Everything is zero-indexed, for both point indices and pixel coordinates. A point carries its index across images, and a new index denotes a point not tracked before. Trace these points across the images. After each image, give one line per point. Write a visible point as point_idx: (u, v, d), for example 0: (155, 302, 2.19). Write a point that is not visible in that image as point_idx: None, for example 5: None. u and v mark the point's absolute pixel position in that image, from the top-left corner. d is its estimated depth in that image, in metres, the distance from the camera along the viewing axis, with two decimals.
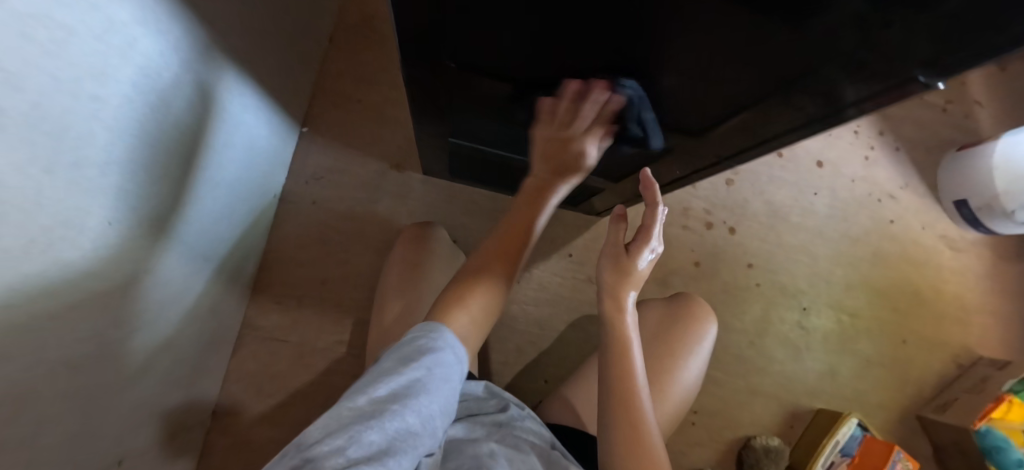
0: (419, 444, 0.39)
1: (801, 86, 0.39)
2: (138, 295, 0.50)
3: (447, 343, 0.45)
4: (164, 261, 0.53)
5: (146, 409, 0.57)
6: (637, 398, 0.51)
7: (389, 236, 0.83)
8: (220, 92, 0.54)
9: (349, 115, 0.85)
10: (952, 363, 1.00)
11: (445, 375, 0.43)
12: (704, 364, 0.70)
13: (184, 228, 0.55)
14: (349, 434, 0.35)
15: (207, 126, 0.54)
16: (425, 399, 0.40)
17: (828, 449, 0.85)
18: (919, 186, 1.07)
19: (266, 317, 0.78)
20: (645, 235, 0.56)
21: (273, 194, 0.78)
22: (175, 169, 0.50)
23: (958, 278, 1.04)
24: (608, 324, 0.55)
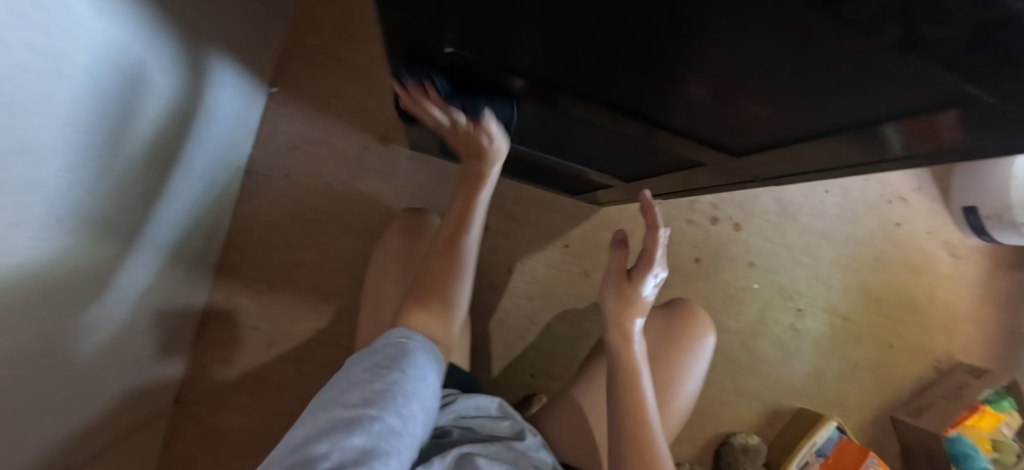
0: (403, 450, 0.35)
1: (864, 132, 0.32)
2: (85, 300, 0.44)
3: (415, 346, 0.41)
4: (114, 258, 0.46)
5: (100, 411, 0.52)
6: (648, 430, 0.49)
7: (371, 219, 0.75)
8: (173, 64, 0.45)
9: (328, 76, 0.74)
10: (932, 368, 1.01)
11: (421, 376, 0.39)
12: (701, 378, 0.66)
13: (115, 211, 0.44)
14: (329, 440, 0.31)
15: (145, 88, 0.41)
16: (410, 397, 0.36)
17: (805, 450, 0.86)
18: (931, 190, 1.03)
19: (232, 302, 0.71)
20: (646, 261, 0.54)
21: (236, 165, 0.68)
22: (117, 148, 0.40)
23: (952, 286, 1.03)
24: (616, 355, 0.54)
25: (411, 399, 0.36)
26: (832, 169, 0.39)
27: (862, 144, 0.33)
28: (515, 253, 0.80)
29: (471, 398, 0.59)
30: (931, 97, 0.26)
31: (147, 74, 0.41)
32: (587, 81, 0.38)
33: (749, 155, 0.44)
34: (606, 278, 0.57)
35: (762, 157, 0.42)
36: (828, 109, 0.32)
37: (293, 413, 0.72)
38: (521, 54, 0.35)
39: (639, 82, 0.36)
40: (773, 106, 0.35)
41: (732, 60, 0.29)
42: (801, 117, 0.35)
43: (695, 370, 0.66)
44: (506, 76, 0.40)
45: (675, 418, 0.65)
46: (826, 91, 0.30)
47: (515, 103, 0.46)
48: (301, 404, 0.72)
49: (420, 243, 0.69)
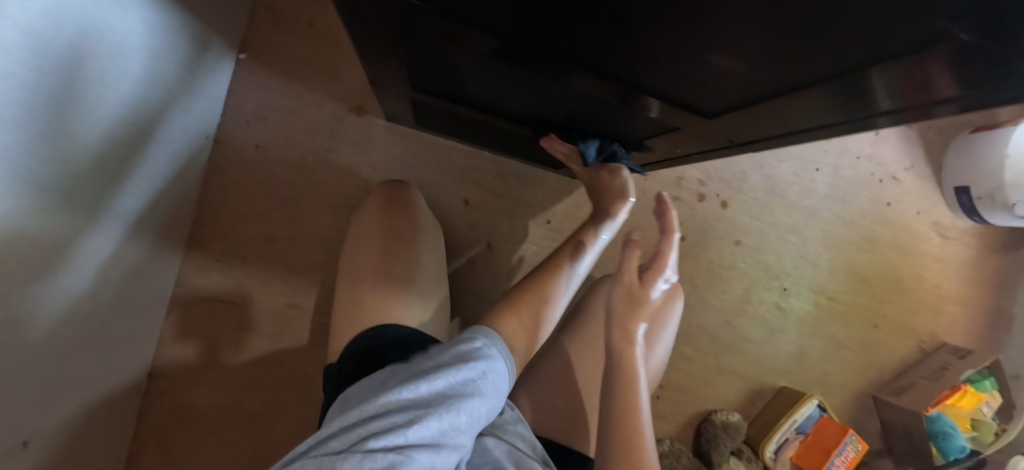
0: (463, 445, 0.38)
1: (835, 83, 0.31)
2: (40, 275, 0.41)
3: (496, 352, 0.44)
4: (64, 227, 0.43)
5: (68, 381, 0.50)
6: (640, 433, 0.48)
7: (347, 192, 0.73)
8: (115, 15, 0.41)
9: (301, 42, 0.71)
10: (916, 348, 1.01)
11: (494, 380, 0.42)
12: (668, 345, 0.67)
13: (68, 183, 0.41)
14: (405, 417, 0.34)
15: (93, 46, 0.39)
16: (478, 399, 0.39)
17: (785, 426, 0.86)
18: (924, 169, 1.01)
19: (204, 276, 0.69)
20: (661, 264, 0.59)
21: (205, 136, 0.66)
22: (67, 113, 0.38)
23: (939, 267, 1.02)
24: (617, 355, 0.53)
25: (479, 399, 0.39)
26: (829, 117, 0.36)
27: (837, 96, 0.32)
28: (496, 228, 0.79)
29: None
30: (928, 33, 0.22)
31: (93, 33, 0.38)
32: (552, 40, 0.34)
33: (717, 118, 0.42)
34: (618, 278, 0.57)
35: (738, 119, 0.41)
36: (809, 61, 0.29)
37: (270, 387, 0.72)
38: (477, 23, 0.33)
39: (601, 51, 0.34)
40: (753, 61, 0.31)
41: (690, 23, 0.27)
42: (788, 70, 0.31)
43: (664, 337, 0.66)
44: (468, 47, 0.38)
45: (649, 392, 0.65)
46: (792, 50, 0.28)
47: (480, 67, 0.42)
48: (278, 379, 0.72)
49: (398, 215, 0.68)
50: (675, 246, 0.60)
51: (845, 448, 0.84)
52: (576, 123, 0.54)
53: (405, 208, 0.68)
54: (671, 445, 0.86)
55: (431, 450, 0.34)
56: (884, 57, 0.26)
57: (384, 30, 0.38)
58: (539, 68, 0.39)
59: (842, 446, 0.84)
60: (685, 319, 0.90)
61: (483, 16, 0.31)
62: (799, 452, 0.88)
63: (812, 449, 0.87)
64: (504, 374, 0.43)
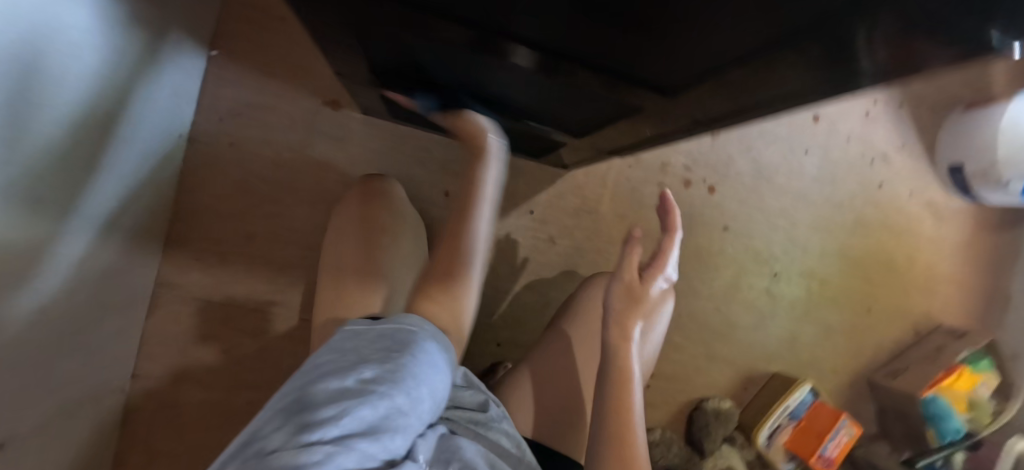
0: (408, 433, 0.32)
1: (778, 54, 0.28)
2: (17, 280, 0.41)
3: (425, 335, 0.40)
4: (38, 231, 0.43)
5: (48, 377, 0.50)
6: (631, 429, 0.45)
7: (326, 187, 0.73)
8: (70, 13, 0.40)
9: (274, 37, 0.71)
10: (911, 331, 1.00)
11: (429, 360, 0.37)
12: (658, 341, 0.66)
13: (35, 187, 0.41)
14: (336, 406, 0.28)
15: (49, 44, 0.38)
16: (416, 380, 0.34)
17: (777, 412, 0.85)
18: (916, 149, 1.00)
19: (184, 275, 0.69)
20: (661, 262, 0.56)
21: (177, 134, 0.66)
22: (28, 115, 0.37)
23: (934, 248, 1.01)
24: (612, 350, 0.50)
25: (420, 382, 0.34)
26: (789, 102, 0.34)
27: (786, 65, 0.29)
28: None
29: None
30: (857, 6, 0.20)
31: (49, 30, 0.37)
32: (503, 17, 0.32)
33: (676, 97, 0.40)
34: (617, 275, 0.55)
35: (694, 98, 0.38)
36: (744, 33, 0.27)
37: (256, 386, 0.72)
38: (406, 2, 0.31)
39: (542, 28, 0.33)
40: (688, 35, 0.29)
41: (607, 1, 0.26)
42: (725, 41, 0.29)
43: (654, 333, 0.65)
44: (418, 28, 0.36)
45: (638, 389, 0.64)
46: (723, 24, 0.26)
47: (438, 49, 0.40)
48: (263, 376, 0.72)
49: (377, 208, 0.66)
50: (676, 246, 0.56)
51: (838, 433, 0.84)
52: (403, 72, 0.49)
53: (384, 201, 0.67)
54: (662, 433, 0.85)
55: (372, 439, 0.28)
56: (863, 31, 0.22)
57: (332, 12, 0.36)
58: (496, 48, 0.38)
59: (834, 432, 0.84)
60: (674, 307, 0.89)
61: None
62: (793, 437, 0.87)
63: (805, 434, 0.86)
64: (441, 357, 0.39)
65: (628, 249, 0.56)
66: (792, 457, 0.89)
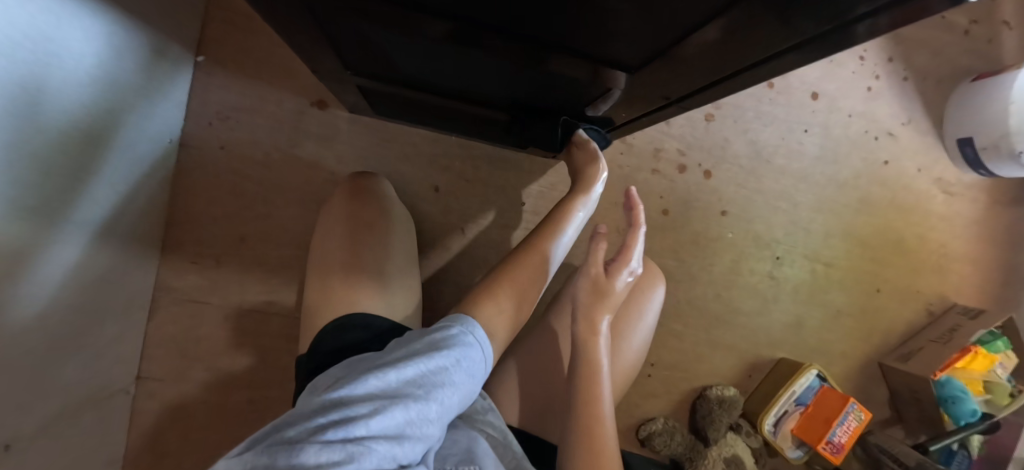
0: (429, 436, 0.35)
1: (719, 21, 0.27)
2: (13, 282, 0.43)
3: (475, 342, 0.41)
4: (28, 236, 0.44)
5: (48, 381, 0.51)
6: (601, 423, 0.48)
7: (317, 186, 0.74)
8: (55, 24, 0.41)
9: (259, 41, 0.72)
10: (923, 311, 0.97)
11: (468, 370, 0.39)
12: (651, 328, 0.65)
13: (26, 192, 0.42)
14: (368, 406, 0.32)
15: (35, 55, 0.39)
16: (447, 390, 0.36)
17: (782, 399, 0.83)
18: (924, 123, 0.96)
19: (182, 278, 0.71)
20: (626, 256, 0.58)
21: (168, 140, 0.67)
22: (16, 121, 0.39)
23: (944, 225, 0.97)
24: (581, 347, 0.52)
25: (450, 389, 0.37)
26: (756, 77, 0.33)
27: (728, 36, 0.28)
28: (469, 212, 0.78)
29: None
30: None
31: (34, 40, 0.39)
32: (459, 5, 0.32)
33: (642, 70, 0.38)
34: (584, 270, 0.56)
35: (658, 74, 0.37)
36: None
37: (256, 384, 0.73)
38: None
39: (490, 12, 0.32)
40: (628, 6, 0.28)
41: None
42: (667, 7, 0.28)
43: (640, 325, 0.64)
44: (372, 19, 0.36)
45: (626, 370, 0.63)
46: None
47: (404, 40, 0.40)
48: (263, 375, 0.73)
49: (363, 204, 0.66)
50: (640, 240, 0.59)
51: (847, 418, 0.81)
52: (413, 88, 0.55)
53: (370, 197, 0.67)
54: (664, 423, 0.84)
55: (394, 442, 0.31)
56: None
57: (293, 11, 0.36)
58: (460, 36, 0.37)
59: (842, 417, 0.81)
60: (673, 294, 0.88)
61: None
62: (800, 424, 0.85)
63: (812, 421, 0.84)
64: (482, 361, 0.41)
65: (594, 244, 0.58)
66: (800, 444, 0.87)
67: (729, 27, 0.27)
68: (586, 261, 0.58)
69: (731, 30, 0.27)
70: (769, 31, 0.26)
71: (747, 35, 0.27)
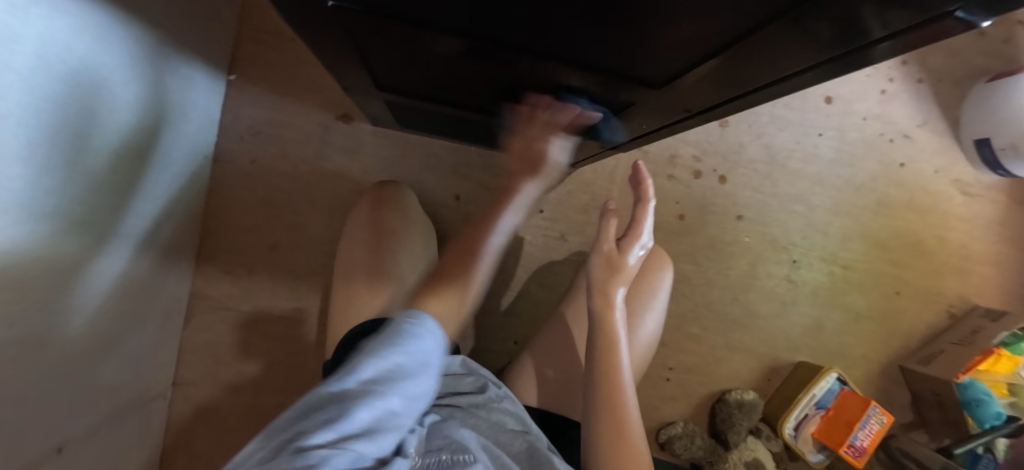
0: (400, 428, 0.34)
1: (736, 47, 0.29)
2: (62, 293, 0.46)
3: (427, 329, 0.39)
4: (76, 250, 0.46)
5: (94, 387, 0.54)
6: (620, 397, 0.50)
7: (342, 196, 0.76)
8: (100, 49, 0.44)
9: (287, 58, 0.75)
10: (945, 313, 0.96)
11: (428, 358, 0.38)
12: (661, 315, 0.66)
13: (77, 208, 0.45)
14: (332, 410, 0.30)
15: (85, 80, 0.42)
16: (411, 381, 0.35)
17: (802, 402, 0.84)
18: (940, 125, 0.96)
19: (215, 286, 0.74)
20: (637, 231, 0.58)
21: (203, 155, 0.70)
22: (67, 143, 0.42)
23: (964, 226, 0.97)
24: (598, 321, 0.54)
25: (414, 379, 0.36)
26: (777, 92, 0.34)
27: (746, 58, 0.30)
28: None
29: None
30: None
31: (84, 67, 0.42)
32: (491, 26, 0.34)
33: (665, 90, 0.40)
34: (596, 248, 0.58)
35: (680, 91, 0.39)
36: (706, 23, 0.28)
37: (285, 389, 0.75)
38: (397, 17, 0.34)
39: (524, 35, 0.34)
40: (651, 29, 0.30)
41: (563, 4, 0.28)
42: (688, 30, 0.29)
43: (654, 306, 0.65)
44: (409, 39, 0.39)
45: (642, 356, 0.65)
46: (681, 17, 0.28)
47: (436, 57, 0.42)
48: (291, 380, 0.75)
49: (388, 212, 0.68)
50: (650, 214, 0.59)
51: (868, 422, 0.81)
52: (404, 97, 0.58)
53: (394, 206, 0.68)
54: (684, 427, 0.85)
55: (366, 440, 0.30)
56: (800, 16, 0.23)
57: (336, 33, 0.39)
58: (490, 53, 0.39)
59: (865, 420, 0.81)
60: (690, 299, 0.89)
61: (389, 12, 0.33)
62: (820, 428, 0.85)
63: (833, 424, 0.84)
64: (441, 346, 0.40)
65: (604, 221, 0.59)
66: (821, 448, 0.86)
67: (751, 44, 0.28)
68: (596, 238, 0.60)
69: (749, 50, 0.29)
70: (795, 45, 0.26)
71: (771, 50, 0.28)
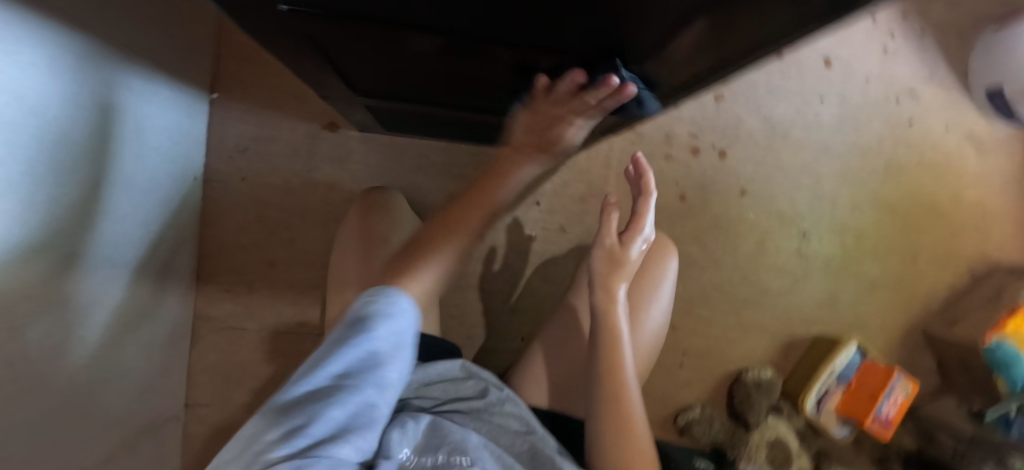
0: (379, 418, 0.34)
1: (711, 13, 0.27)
2: (59, 329, 0.45)
3: (391, 306, 0.37)
4: (70, 284, 0.46)
5: (105, 416, 0.54)
6: (625, 401, 0.51)
7: (335, 206, 0.75)
8: (75, 80, 0.43)
9: (267, 72, 0.74)
10: (966, 274, 0.93)
11: (398, 339, 0.36)
12: (667, 304, 0.64)
13: (69, 243, 0.45)
14: (304, 415, 0.29)
15: (62, 112, 0.42)
16: (382, 367, 0.34)
17: (823, 377, 0.82)
18: (947, 79, 0.92)
19: (218, 307, 0.74)
20: (639, 225, 0.56)
21: (193, 177, 0.70)
22: (49, 177, 0.41)
23: (980, 182, 0.93)
24: (602, 317, 0.53)
25: (386, 366, 0.35)
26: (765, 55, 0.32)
27: (725, 23, 0.28)
28: None
29: (431, 363, 0.56)
30: None
31: (60, 100, 0.41)
32: (458, 22, 0.32)
33: (643, 65, 0.38)
34: (599, 241, 0.55)
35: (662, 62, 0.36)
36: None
37: None
38: (358, 20, 0.33)
39: (491, 27, 0.33)
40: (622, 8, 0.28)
41: None
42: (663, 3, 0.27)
43: (659, 300, 0.63)
44: (377, 41, 0.38)
45: (648, 349, 0.63)
46: None
47: (414, 57, 0.41)
48: None
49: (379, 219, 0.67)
50: (653, 206, 0.58)
51: (893, 392, 0.79)
52: (379, 100, 0.57)
53: (385, 213, 0.67)
54: (701, 411, 0.83)
55: (340, 440, 0.29)
56: None
57: (302, 43, 0.38)
58: (467, 49, 0.38)
59: (889, 391, 0.78)
60: (697, 280, 0.87)
61: (351, 16, 0.32)
62: (843, 401, 0.83)
63: (857, 398, 0.81)
64: (415, 322, 0.38)
65: (605, 215, 0.56)
66: (845, 422, 0.85)
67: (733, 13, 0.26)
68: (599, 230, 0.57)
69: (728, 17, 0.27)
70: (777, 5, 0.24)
71: (754, 14, 0.26)
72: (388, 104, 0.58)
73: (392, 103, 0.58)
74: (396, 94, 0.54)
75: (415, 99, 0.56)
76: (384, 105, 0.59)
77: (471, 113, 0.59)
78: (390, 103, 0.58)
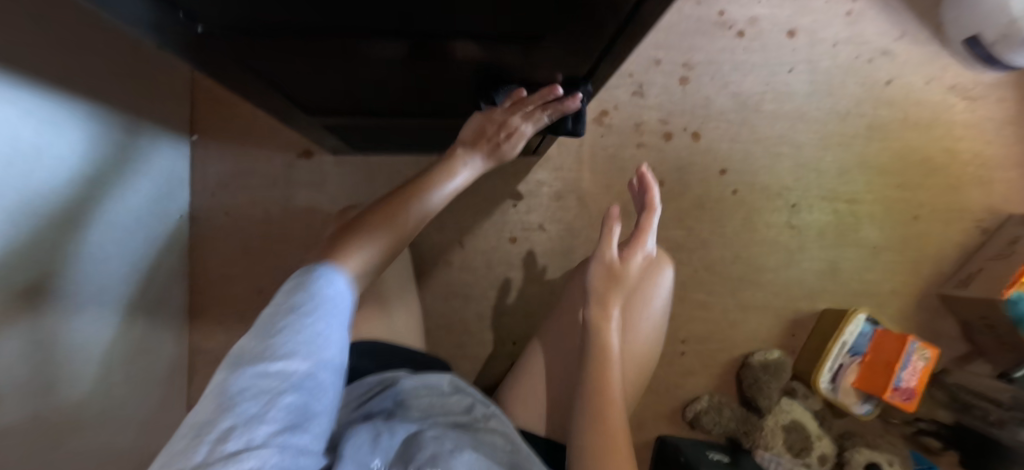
0: (330, 404, 0.33)
1: None
2: (50, 367, 0.47)
3: (331, 287, 0.37)
4: (54, 322, 0.48)
5: (105, 453, 0.55)
6: (608, 413, 0.47)
7: (316, 229, 0.77)
8: (53, 129, 0.46)
9: (241, 109, 0.78)
10: (975, 230, 0.88)
11: (346, 320, 0.36)
12: (659, 315, 0.61)
13: (52, 281, 0.47)
14: (258, 401, 0.27)
15: (38, 160, 0.45)
16: (334, 349, 0.34)
17: (833, 351, 0.78)
18: (920, 33, 0.90)
19: (212, 339, 0.76)
20: (641, 239, 0.56)
21: (179, 215, 0.74)
22: (30, 220, 0.43)
23: (973, 133, 0.90)
24: (594, 331, 0.52)
25: (334, 346, 0.34)
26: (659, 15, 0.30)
27: None
28: (463, 225, 0.80)
29: (423, 376, 0.56)
30: None
31: (38, 150, 0.44)
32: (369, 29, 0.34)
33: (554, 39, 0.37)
34: (597, 256, 0.55)
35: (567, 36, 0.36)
36: None
37: None
38: (283, 42, 0.36)
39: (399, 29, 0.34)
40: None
41: None
42: None
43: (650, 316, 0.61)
44: (310, 61, 0.41)
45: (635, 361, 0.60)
46: None
47: (364, 65, 0.42)
48: None
49: None
50: (655, 223, 0.58)
51: (910, 359, 0.73)
52: (339, 119, 0.60)
53: None
54: (708, 400, 0.80)
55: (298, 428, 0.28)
56: None
57: (246, 75, 0.41)
58: (410, 52, 0.39)
59: (906, 358, 0.73)
60: (687, 265, 0.85)
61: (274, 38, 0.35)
62: (860, 375, 0.78)
63: (873, 369, 0.77)
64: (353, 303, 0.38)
65: (607, 227, 0.56)
66: (867, 398, 0.79)
67: None
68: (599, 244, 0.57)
69: None
70: None
71: None
72: (350, 122, 0.61)
73: (352, 120, 0.61)
74: (354, 111, 0.58)
75: (373, 114, 0.58)
76: (346, 123, 0.62)
77: (426, 119, 0.61)
78: (351, 120, 0.61)
